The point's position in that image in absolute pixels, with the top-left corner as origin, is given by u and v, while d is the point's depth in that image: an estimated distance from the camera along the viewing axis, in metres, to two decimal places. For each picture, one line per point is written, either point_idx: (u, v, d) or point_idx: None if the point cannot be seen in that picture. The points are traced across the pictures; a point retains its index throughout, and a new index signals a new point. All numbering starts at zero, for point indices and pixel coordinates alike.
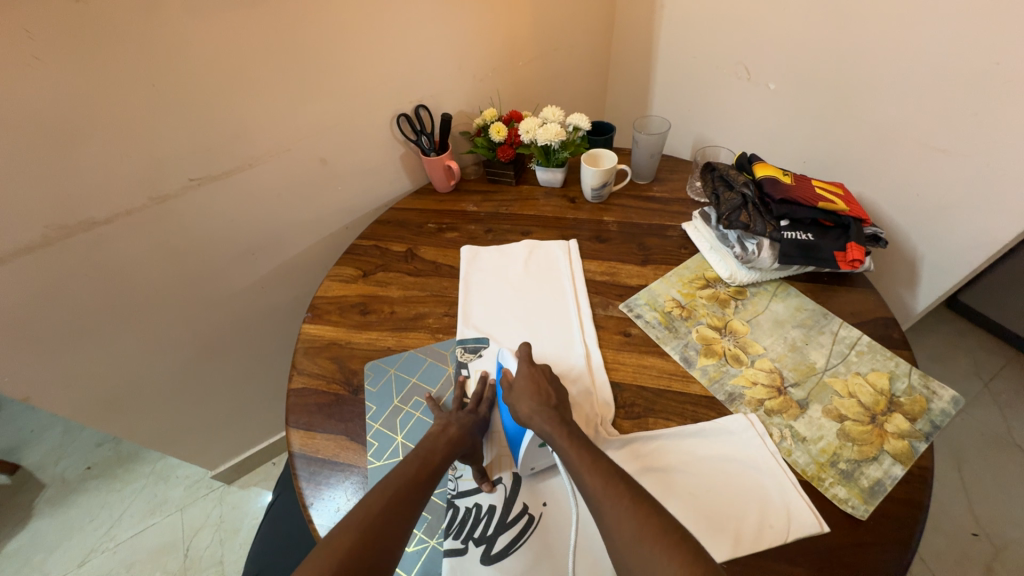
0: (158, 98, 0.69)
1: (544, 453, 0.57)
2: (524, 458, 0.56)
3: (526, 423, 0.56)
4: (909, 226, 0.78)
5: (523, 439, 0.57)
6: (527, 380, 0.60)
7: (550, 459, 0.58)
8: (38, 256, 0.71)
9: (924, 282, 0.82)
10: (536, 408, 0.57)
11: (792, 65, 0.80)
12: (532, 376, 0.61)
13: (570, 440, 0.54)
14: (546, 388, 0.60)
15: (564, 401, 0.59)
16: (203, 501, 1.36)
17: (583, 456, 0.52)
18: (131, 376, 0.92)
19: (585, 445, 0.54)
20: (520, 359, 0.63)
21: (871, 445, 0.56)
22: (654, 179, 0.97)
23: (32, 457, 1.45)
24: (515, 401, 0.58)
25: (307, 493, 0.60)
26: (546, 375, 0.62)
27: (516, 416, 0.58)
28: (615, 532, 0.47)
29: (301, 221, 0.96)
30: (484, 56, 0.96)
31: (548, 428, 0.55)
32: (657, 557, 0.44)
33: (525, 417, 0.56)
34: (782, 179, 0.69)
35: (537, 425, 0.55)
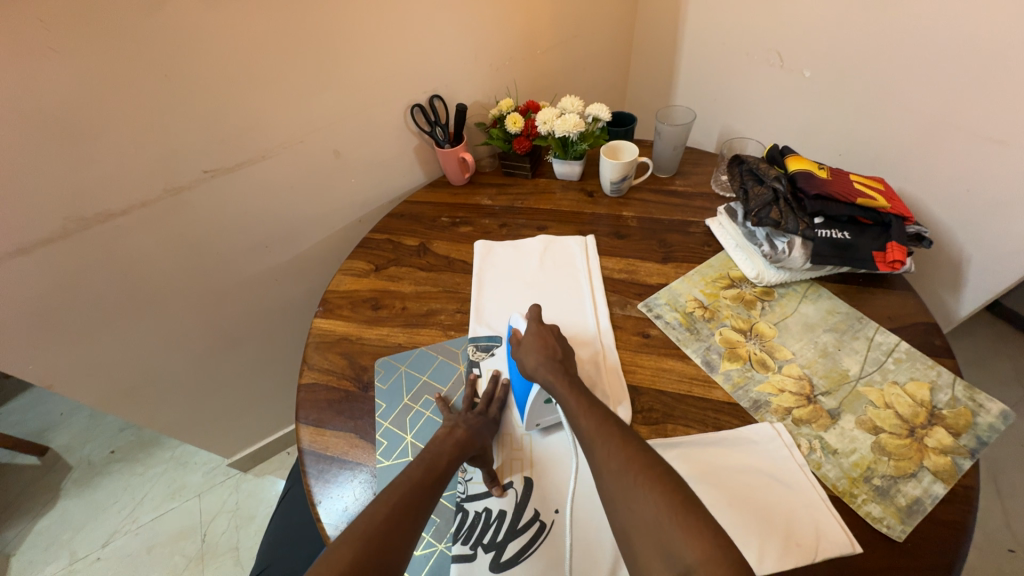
0: (171, 88, 0.68)
1: (549, 410, 0.59)
2: (529, 413, 0.58)
3: (531, 375, 0.58)
4: (956, 225, 0.73)
5: (529, 393, 0.58)
6: (534, 336, 0.62)
7: (555, 415, 0.60)
8: (57, 248, 0.71)
9: (969, 285, 0.77)
10: (541, 360, 0.58)
11: (831, 51, 0.74)
12: (540, 334, 0.62)
13: (570, 387, 0.55)
14: (553, 343, 0.61)
15: (570, 358, 0.60)
16: (221, 487, 1.39)
17: (582, 403, 0.54)
18: (149, 366, 0.93)
19: (585, 396, 0.55)
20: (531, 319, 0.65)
21: (909, 461, 0.52)
22: (677, 173, 0.92)
23: (60, 440, 1.50)
24: (523, 354, 0.60)
25: (316, 490, 0.59)
26: (555, 333, 0.63)
27: (523, 369, 0.59)
28: (602, 469, 0.48)
29: (315, 214, 0.95)
30: (501, 45, 0.93)
31: (550, 378, 0.56)
32: (643, 491, 0.44)
33: (530, 369, 0.58)
34: (817, 173, 0.65)
35: (540, 376, 0.57)
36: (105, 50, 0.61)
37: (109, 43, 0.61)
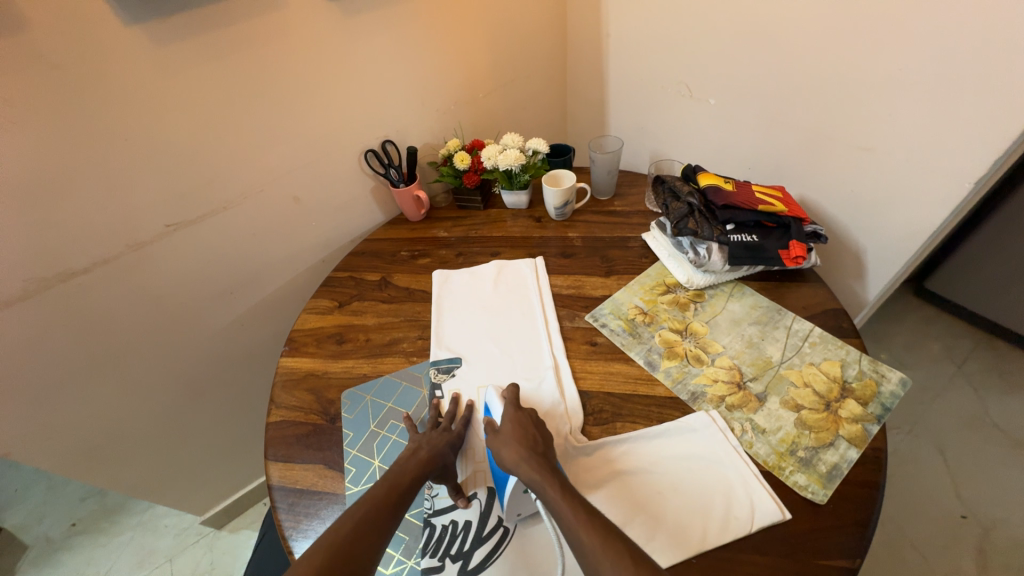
0: (131, 151, 0.72)
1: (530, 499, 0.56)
2: (508, 503, 0.55)
3: (511, 470, 0.55)
4: (850, 224, 0.83)
5: (506, 485, 0.56)
6: (512, 424, 0.59)
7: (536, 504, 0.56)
8: (17, 310, 0.72)
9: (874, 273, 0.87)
10: (523, 454, 0.55)
11: (726, 82, 0.86)
12: (517, 421, 0.60)
13: (555, 481, 0.52)
14: (533, 433, 0.58)
15: (550, 447, 0.58)
16: (193, 549, 1.33)
17: (574, 506, 0.50)
18: (115, 423, 0.92)
19: (573, 493, 0.52)
20: (507, 403, 0.63)
21: (826, 432, 0.59)
22: (614, 195, 1.01)
23: (14, 518, 1.41)
24: (501, 447, 0.57)
25: (286, 525, 0.60)
26: (533, 420, 0.61)
27: (501, 463, 0.56)
28: None
29: (279, 259, 0.99)
30: (444, 91, 1.02)
31: (535, 475, 0.53)
32: None
33: (511, 463, 0.55)
34: (724, 186, 0.74)
35: (523, 472, 0.53)
36: (64, 121, 0.65)
37: (68, 114, 0.65)
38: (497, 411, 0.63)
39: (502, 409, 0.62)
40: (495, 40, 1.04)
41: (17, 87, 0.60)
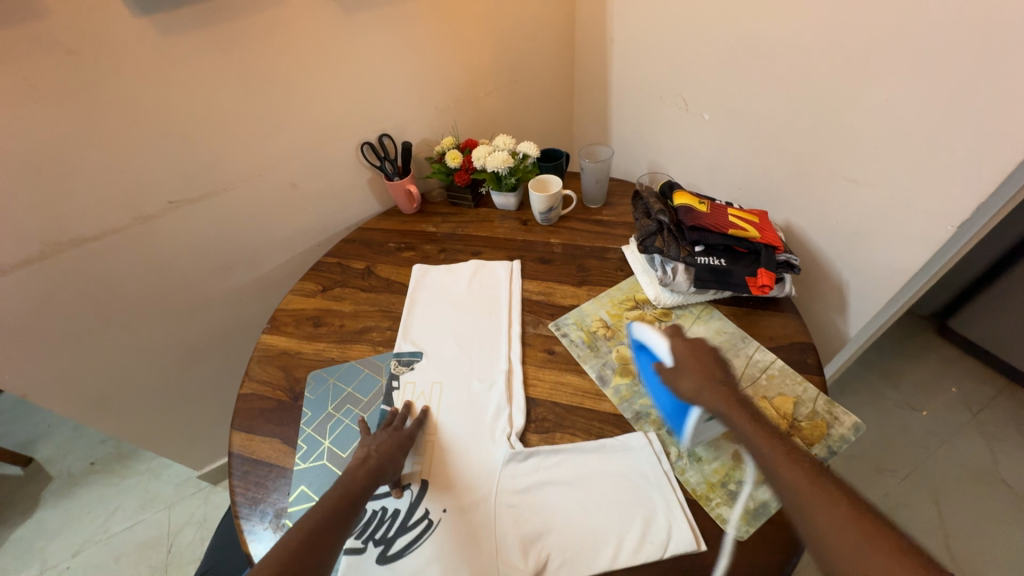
0: (138, 132, 0.78)
1: (709, 427, 0.59)
2: (689, 434, 0.58)
3: (692, 401, 0.57)
4: (837, 256, 0.79)
5: (686, 418, 0.58)
6: (691, 358, 0.61)
7: (714, 431, 0.60)
8: (34, 269, 0.80)
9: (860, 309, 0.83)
10: (706, 384, 0.58)
11: (722, 98, 0.84)
12: (692, 354, 0.62)
13: (738, 409, 0.55)
14: (712, 366, 0.60)
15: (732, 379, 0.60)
16: (190, 499, 1.44)
17: (760, 430, 0.53)
18: (119, 378, 1.01)
19: (757, 418, 0.54)
20: (671, 337, 0.64)
21: (763, 468, 0.57)
22: (604, 204, 1.01)
23: (44, 451, 1.57)
24: (679, 379, 0.59)
25: (236, 491, 0.65)
26: (711, 353, 0.62)
27: (679, 395, 0.59)
28: (814, 509, 0.45)
29: (276, 239, 1.04)
30: (444, 89, 1.03)
31: (720, 404, 0.56)
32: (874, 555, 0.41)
33: (691, 395, 0.58)
34: (697, 207, 0.73)
35: (706, 402, 0.56)
36: (77, 101, 0.71)
37: (82, 95, 0.70)
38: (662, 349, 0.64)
39: (668, 344, 0.63)
40: (499, 40, 1.04)
41: (35, 69, 0.66)
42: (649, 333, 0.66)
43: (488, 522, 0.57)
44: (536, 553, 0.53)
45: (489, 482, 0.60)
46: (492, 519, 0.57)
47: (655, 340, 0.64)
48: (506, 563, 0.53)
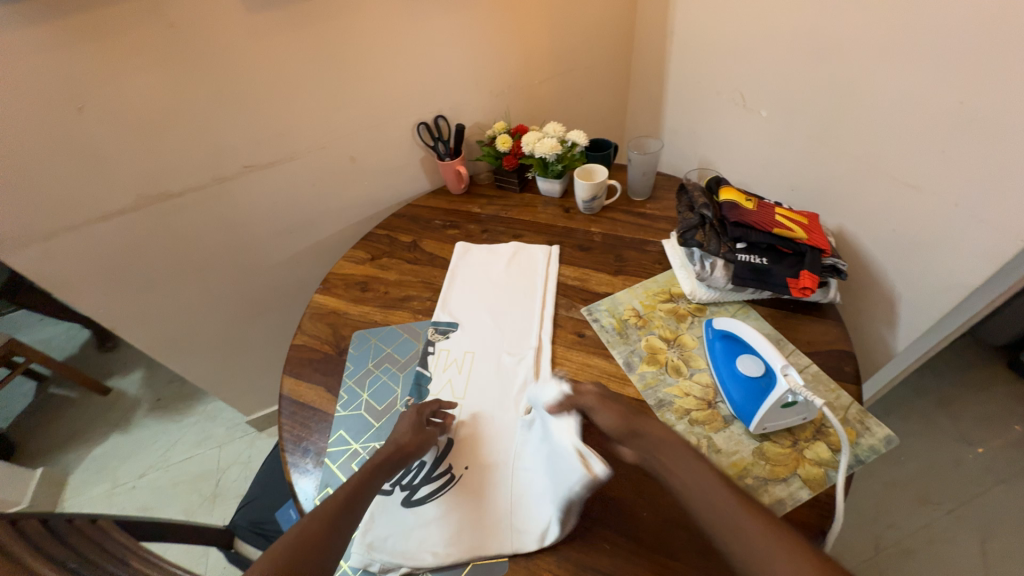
0: (222, 100, 0.86)
1: (783, 414, 0.58)
2: (765, 413, 0.58)
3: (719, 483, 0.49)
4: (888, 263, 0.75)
5: (766, 397, 0.58)
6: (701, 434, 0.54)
7: (784, 421, 0.59)
8: (129, 218, 0.91)
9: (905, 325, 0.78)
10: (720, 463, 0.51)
11: (781, 98, 0.81)
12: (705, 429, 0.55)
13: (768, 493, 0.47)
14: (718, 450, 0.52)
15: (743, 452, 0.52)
16: (239, 442, 1.58)
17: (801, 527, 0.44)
18: (189, 322, 1.13)
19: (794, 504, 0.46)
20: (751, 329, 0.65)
21: (784, 467, 0.57)
22: (649, 197, 1.01)
23: (121, 383, 1.77)
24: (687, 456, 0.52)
25: (284, 428, 0.72)
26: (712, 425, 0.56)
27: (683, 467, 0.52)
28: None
29: (333, 209, 1.12)
30: (500, 75, 1.06)
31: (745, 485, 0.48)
32: None
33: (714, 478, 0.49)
34: (743, 204, 0.73)
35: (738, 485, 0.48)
36: (175, 69, 0.79)
37: (180, 64, 0.79)
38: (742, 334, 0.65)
39: (748, 330, 0.64)
40: (558, 28, 1.05)
41: (143, 40, 0.75)
42: (729, 320, 0.68)
43: (504, 485, 0.60)
44: (547, 516, 0.57)
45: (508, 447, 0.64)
46: (507, 482, 0.61)
47: (739, 325, 0.66)
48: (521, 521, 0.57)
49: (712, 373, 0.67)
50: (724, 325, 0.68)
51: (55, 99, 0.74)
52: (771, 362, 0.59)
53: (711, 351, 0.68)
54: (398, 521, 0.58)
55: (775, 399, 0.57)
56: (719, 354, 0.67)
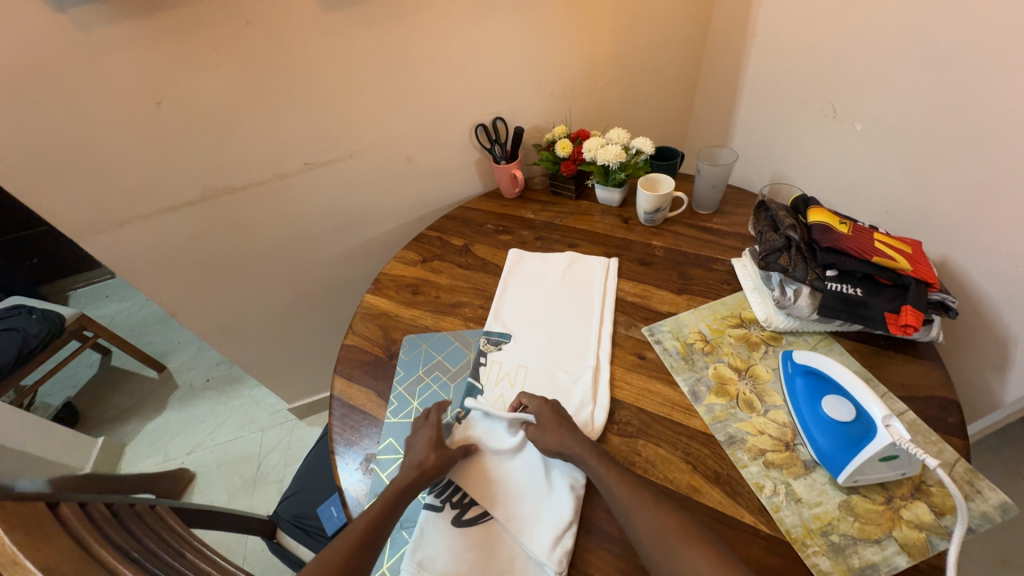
0: (290, 96, 0.86)
1: (878, 468, 0.53)
2: (860, 464, 0.52)
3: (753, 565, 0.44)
4: (1000, 294, 0.73)
5: (864, 448, 0.52)
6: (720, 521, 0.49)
7: (879, 475, 0.53)
8: (195, 209, 0.93)
9: (1015, 366, 0.75)
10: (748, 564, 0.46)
11: (880, 106, 0.80)
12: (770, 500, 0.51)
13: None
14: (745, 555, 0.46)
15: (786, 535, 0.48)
16: (279, 428, 1.62)
17: None
18: (242, 312, 1.16)
19: None
20: (841, 368, 0.59)
21: (876, 527, 0.52)
22: (716, 211, 0.95)
23: (175, 362, 1.87)
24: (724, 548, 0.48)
25: (334, 430, 0.70)
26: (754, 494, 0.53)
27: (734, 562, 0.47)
28: None
29: (385, 209, 1.12)
30: (565, 77, 1.03)
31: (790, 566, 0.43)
32: None
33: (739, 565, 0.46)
34: (836, 227, 0.67)
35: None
36: (248, 66, 0.80)
37: (253, 60, 0.80)
38: (834, 371, 0.59)
39: (841, 369, 0.58)
40: (630, 29, 1.01)
41: (222, 37, 0.76)
42: (814, 355, 0.62)
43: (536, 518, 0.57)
44: (564, 544, 0.54)
45: (524, 463, 0.62)
46: (537, 515, 0.57)
47: (827, 363, 0.60)
48: (534, 547, 0.54)
49: (791, 411, 0.62)
50: (805, 359, 0.62)
51: (139, 94, 0.76)
52: (870, 411, 0.53)
53: (791, 386, 0.63)
54: (449, 540, 0.56)
55: (875, 453, 0.51)
56: (799, 391, 0.61)
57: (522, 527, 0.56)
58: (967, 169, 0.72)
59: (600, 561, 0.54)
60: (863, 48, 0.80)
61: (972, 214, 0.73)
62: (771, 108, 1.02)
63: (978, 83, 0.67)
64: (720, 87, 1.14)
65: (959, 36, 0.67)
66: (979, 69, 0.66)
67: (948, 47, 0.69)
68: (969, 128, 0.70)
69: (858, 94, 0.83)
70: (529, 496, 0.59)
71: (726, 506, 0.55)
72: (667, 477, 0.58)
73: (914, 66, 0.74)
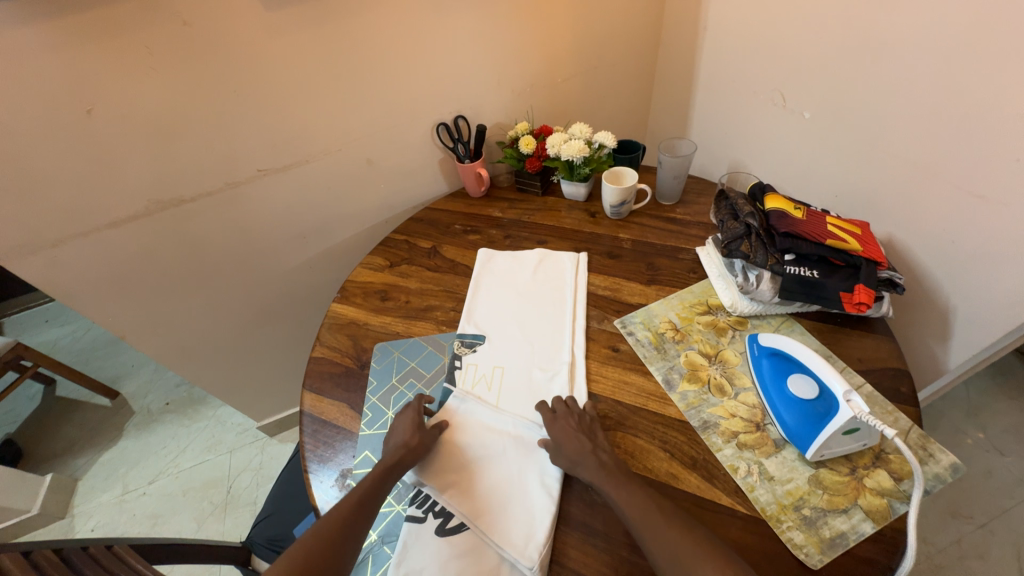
0: (237, 100, 0.82)
1: (840, 441, 0.55)
2: (826, 438, 0.55)
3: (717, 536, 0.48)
4: (940, 268, 0.78)
5: (828, 422, 0.55)
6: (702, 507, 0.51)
7: (841, 448, 0.56)
8: (140, 223, 0.87)
9: (956, 334, 0.81)
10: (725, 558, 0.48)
11: (824, 95, 0.84)
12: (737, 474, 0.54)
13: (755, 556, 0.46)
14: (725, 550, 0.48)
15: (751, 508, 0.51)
16: (249, 447, 1.55)
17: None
18: (199, 329, 1.09)
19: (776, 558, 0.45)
20: (801, 346, 0.62)
21: (843, 497, 0.54)
22: (679, 201, 0.97)
23: (129, 387, 1.75)
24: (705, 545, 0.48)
25: (306, 448, 0.67)
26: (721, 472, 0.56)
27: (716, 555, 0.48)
28: None
29: (348, 214, 1.08)
30: (524, 73, 1.02)
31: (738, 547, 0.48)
32: None
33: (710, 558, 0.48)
34: (792, 213, 0.70)
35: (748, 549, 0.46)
36: (188, 69, 0.75)
37: (193, 63, 0.75)
38: (796, 351, 0.61)
39: (801, 348, 0.61)
40: (586, 24, 1.02)
41: (156, 38, 0.71)
42: (778, 337, 0.64)
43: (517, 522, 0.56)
44: (540, 543, 0.54)
45: (504, 463, 0.61)
46: (518, 518, 0.56)
47: (793, 344, 0.62)
48: (504, 546, 0.54)
49: (760, 393, 0.64)
50: (770, 342, 0.65)
51: (65, 102, 0.70)
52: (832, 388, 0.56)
53: (758, 368, 0.65)
54: (433, 551, 0.55)
55: (838, 427, 0.54)
56: (765, 370, 0.63)
57: (493, 525, 0.56)
58: (906, 152, 0.76)
59: (587, 556, 0.54)
60: (807, 40, 0.83)
61: (912, 194, 0.78)
62: (725, 99, 1.05)
63: (912, 71, 0.71)
64: (676, 79, 1.17)
65: (892, 26, 0.71)
66: (911, 57, 0.70)
67: (884, 37, 0.72)
68: (906, 114, 0.74)
69: (805, 83, 0.87)
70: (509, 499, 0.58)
71: (704, 490, 0.56)
72: (651, 466, 0.59)
73: (854, 55, 0.77)
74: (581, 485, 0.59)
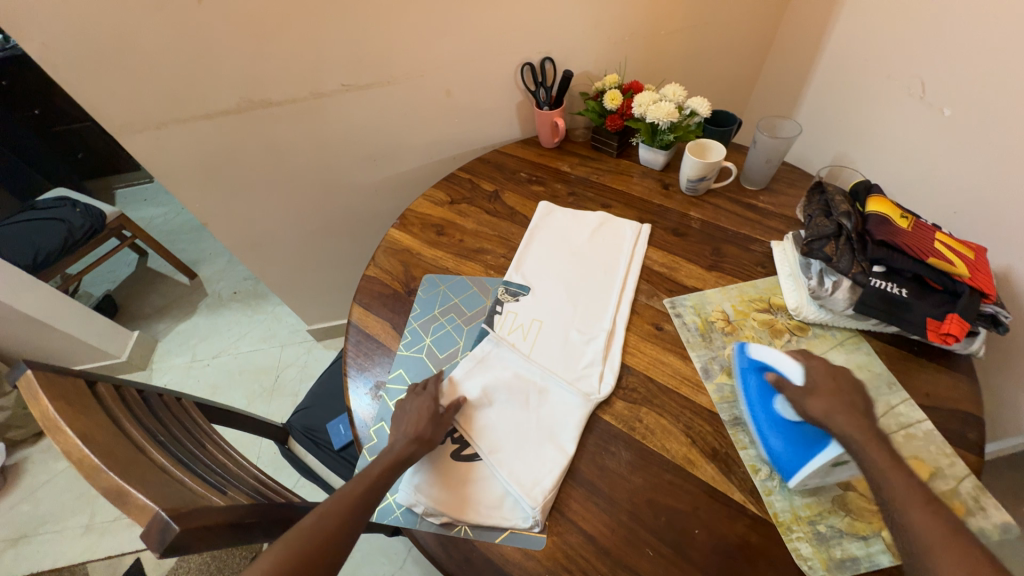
0: (331, 9, 0.82)
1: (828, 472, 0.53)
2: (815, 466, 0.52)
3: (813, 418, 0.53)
4: None
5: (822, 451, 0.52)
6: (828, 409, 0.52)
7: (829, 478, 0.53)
8: (232, 120, 0.93)
9: None
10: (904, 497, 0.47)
11: (976, 90, 0.71)
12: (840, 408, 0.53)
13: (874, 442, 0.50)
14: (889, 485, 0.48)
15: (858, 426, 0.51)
16: (298, 346, 1.71)
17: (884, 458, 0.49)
18: (271, 229, 1.18)
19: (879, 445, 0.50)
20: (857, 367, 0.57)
21: (866, 524, 0.52)
22: (764, 188, 0.89)
23: (205, 272, 1.95)
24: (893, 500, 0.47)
25: (349, 354, 0.73)
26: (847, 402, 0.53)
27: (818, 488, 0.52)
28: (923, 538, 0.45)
29: (419, 144, 1.09)
30: (626, 19, 0.94)
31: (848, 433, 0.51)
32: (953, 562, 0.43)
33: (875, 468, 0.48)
34: (896, 221, 0.62)
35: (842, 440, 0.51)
36: None
37: None
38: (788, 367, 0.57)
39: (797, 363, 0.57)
40: None
41: None
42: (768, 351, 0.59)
43: (524, 466, 0.58)
44: (543, 487, 0.56)
45: (512, 415, 0.63)
46: (523, 464, 0.58)
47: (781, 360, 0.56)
48: (513, 483, 0.57)
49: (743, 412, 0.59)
50: (762, 356, 0.59)
51: None
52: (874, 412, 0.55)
53: (744, 386, 0.60)
54: (447, 472, 0.59)
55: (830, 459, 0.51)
56: (752, 390, 0.59)
57: (505, 465, 0.58)
58: None
59: (586, 511, 0.55)
60: (973, 22, 0.69)
61: None
62: (850, 81, 0.92)
63: None
64: (797, 49, 1.03)
65: None
66: None
67: None
68: None
69: (956, 74, 0.73)
70: (517, 445, 0.60)
71: (717, 482, 0.56)
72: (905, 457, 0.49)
73: None
74: (596, 447, 0.60)
